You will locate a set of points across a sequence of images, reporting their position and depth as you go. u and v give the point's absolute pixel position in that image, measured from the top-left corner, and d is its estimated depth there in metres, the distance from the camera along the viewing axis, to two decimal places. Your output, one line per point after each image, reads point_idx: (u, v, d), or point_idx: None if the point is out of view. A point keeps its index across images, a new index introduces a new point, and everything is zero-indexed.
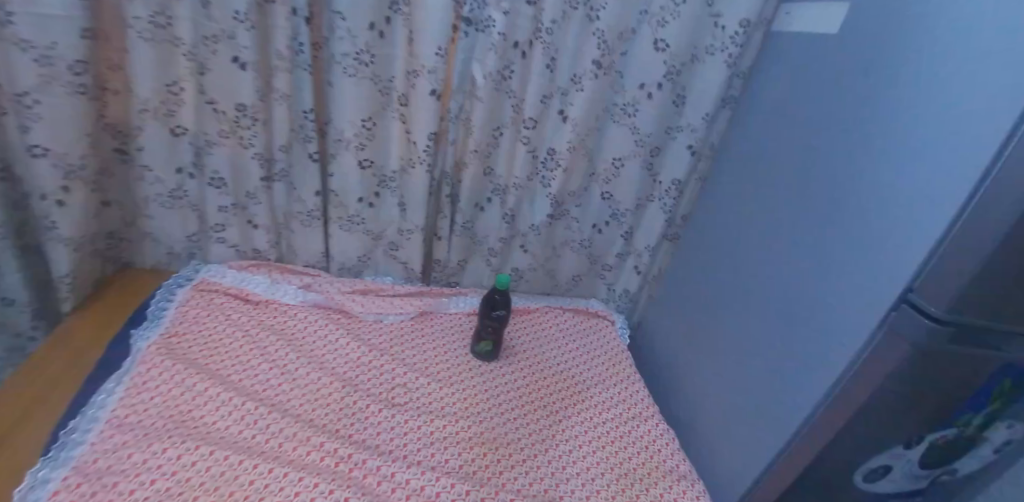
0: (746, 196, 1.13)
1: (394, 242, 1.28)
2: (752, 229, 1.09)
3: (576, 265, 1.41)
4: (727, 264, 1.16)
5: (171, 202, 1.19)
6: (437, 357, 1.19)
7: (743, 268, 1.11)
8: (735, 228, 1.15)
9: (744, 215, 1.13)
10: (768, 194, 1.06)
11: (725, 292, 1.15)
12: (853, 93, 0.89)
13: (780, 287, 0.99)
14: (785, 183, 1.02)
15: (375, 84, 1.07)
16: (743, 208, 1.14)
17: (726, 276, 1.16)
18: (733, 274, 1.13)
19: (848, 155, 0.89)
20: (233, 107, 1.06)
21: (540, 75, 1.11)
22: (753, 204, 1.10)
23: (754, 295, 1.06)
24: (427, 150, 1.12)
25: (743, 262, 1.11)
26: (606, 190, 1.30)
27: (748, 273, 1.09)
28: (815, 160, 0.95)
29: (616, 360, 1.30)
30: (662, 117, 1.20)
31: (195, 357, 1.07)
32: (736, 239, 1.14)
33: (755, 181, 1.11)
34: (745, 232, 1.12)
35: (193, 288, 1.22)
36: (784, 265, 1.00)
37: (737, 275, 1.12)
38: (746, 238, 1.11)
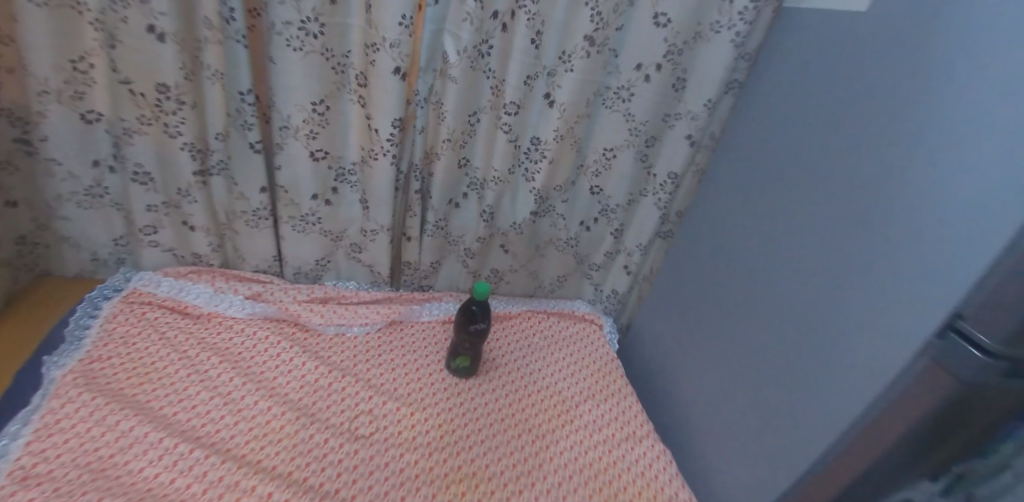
0: (749, 192, 1.01)
1: (356, 244, 1.13)
2: (755, 230, 0.98)
3: (561, 264, 1.28)
4: (727, 268, 1.05)
5: (90, 200, 1.00)
6: (407, 377, 1.05)
7: (745, 274, 0.99)
8: (735, 229, 1.04)
9: (747, 215, 1.01)
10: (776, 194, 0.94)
11: (727, 300, 1.04)
12: (881, 83, 0.75)
13: (791, 301, 0.88)
14: (791, 181, 0.90)
15: (326, 60, 0.89)
16: (746, 206, 1.02)
17: (726, 281, 1.04)
18: (735, 281, 1.02)
19: (869, 156, 0.76)
20: (153, 87, 0.87)
21: (523, 53, 0.95)
22: (756, 202, 0.98)
23: (761, 306, 0.94)
24: (391, 140, 0.96)
25: (746, 268, 0.99)
26: (596, 184, 1.17)
27: (751, 280, 0.97)
28: (831, 157, 0.82)
29: (606, 371, 1.19)
30: (658, 102, 1.07)
31: (120, 388, 0.92)
32: (738, 241, 1.02)
33: (760, 175, 0.98)
34: (746, 232, 1.00)
35: (122, 300, 1.05)
36: (792, 276, 0.88)
37: (739, 281, 1.01)
38: (749, 239, 0.99)
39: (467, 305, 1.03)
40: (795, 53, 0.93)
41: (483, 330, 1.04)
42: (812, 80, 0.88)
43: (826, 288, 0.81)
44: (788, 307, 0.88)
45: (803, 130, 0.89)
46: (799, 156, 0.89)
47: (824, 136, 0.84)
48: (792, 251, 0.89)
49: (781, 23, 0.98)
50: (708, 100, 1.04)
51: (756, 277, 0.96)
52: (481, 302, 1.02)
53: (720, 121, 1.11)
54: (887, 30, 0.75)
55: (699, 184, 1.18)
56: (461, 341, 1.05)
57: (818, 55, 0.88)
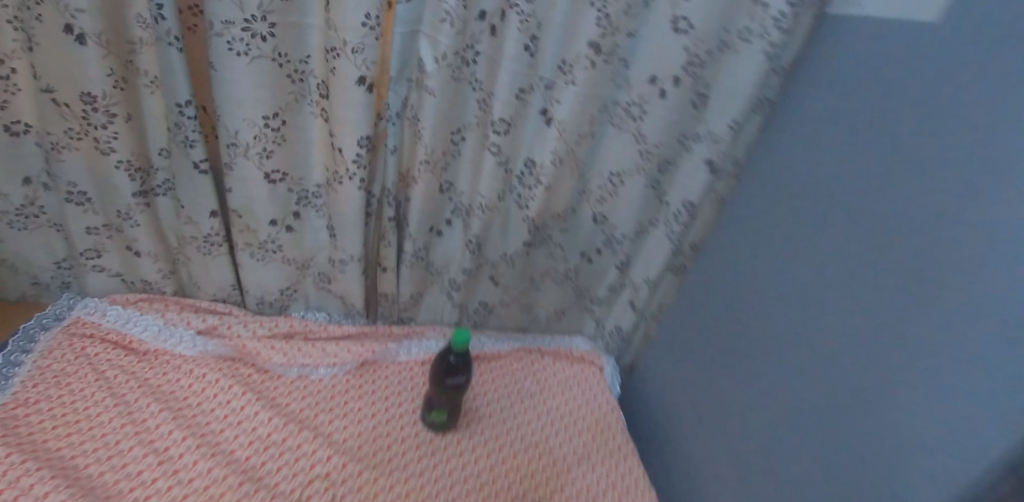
0: (765, 235, 0.82)
1: (325, 274, 1.00)
2: (770, 284, 0.80)
3: (558, 298, 1.15)
4: (742, 324, 0.87)
5: (23, 221, 0.89)
6: (374, 431, 0.92)
7: (758, 332, 0.81)
8: (743, 271, 0.87)
9: (761, 265, 0.83)
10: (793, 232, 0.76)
11: (737, 355, 0.87)
12: (934, 117, 0.55)
13: None
14: (814, 231, 0.71)
15: (279, 67, 0.75)
16: (762, 252, 0.83)
17: (739, 336, 0.87)
18: (746, 336, 0.85)
19: (912, 213, 0.56)
20: (79, 97, 0.74)
21: (515, 61, 0.80)
22: (774, 251, 0.80)
23: (779, 387, 0.76)
24: (357, 161, 0.82)
25: (758, 325, 0.82)
26: (599, 212, 1.03)
27: (762, 339, 0.81)
28: (857, 205, 0.64)
29: (605, 425, 1.05)
30: (675, 122, 0.90)
31: (43, 441, 0.80)
32: (751, 293, 0.85)
33: (778, 212, 0.80)
34: (761, 283, 0.82)
35: (62, 331, 0.94)
36: (812, 351, 0.69)
37: (749, 339, 0.84)
38: (764, 293, 0.81)
39: (444, 354, 0.90)
40: (828, 66, 0.72)
41: (461, 384, 0.90)
42: (853, 107, 0.66)
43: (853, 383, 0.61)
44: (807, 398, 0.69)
45: (834, 172, 0.68)
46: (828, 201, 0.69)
47: (859, 179, 0.64)
48: (815, 316, 0.69)
49: (820, 30, 0.75)
50: (731, 121, 0.87)
51: (772, 339, 0.78)
52: (460, 354, 0.88)
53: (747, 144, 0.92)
54: (942, 43, 0.55)
55: (718, 215, 1.00)
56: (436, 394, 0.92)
57: (852, 70, 0.67)
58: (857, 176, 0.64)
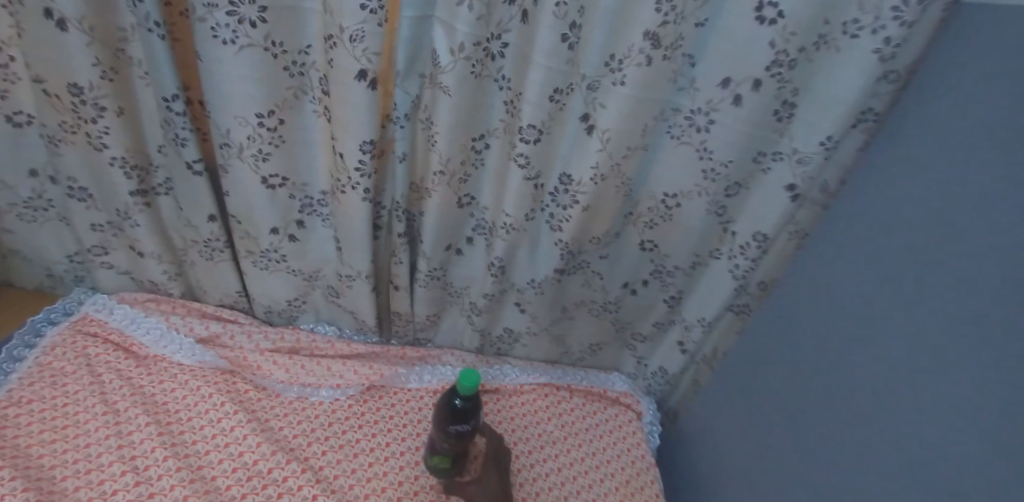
0: (858, 289, 0.64)
1: (333, 288, 0.91)
2: (862, 355, 0.63)
3: (594, 331, 1.00)
4: (819, 397, 0.70)
5: (31, 213, 0.88)
6: (371, 470, 0.82)
7: (845, 414, 0.64)
8: (820, 330, 0.70)
9: (851, 326, 0.65)
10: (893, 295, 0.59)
11: (811, 434, 0.70)
12: None
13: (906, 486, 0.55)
14: (944, 299, 0.53)
15: (275, 58, 0.66)
16: (851, 312, 0.65)
17: (816, 413, 0.70)
18: (826, 410, 0.68)
19: None
20: (67, 89, 0.69)
21: (550, 56, 0.64)
22: (869, 310, 0.62)
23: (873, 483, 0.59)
24: (361, 169, 0.71)
25: (846, 407, 0.64)
26: (648, 238, 0.86)
27: (845, 422, 0.64)
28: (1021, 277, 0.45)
29: (635, 489, 0.90)
30: (751, 136, 0.72)
31: (27, 446, 0.76)
32: (835, 360, 0.67)
33: (875, 263, 0.62)
34: (852, 352, 0.64)
35: (69, 327, 0.91)
36: (925, 456, 0.53)
37: (833, 418, 0.67)
38: (856, 363, 0.63)
39: (449, 396, 0.77)
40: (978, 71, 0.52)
41: (466, 433, 0.78)
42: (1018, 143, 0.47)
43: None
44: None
45: (975, 225, 0.50)
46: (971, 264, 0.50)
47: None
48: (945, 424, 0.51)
49: (964, 19, 0.54)
50: (824, 138, 0.68)
51: (865, 426, 0.61)
52: (466, 398, 0.75)
53: None
54: None
55: (797, 251, 0.81)
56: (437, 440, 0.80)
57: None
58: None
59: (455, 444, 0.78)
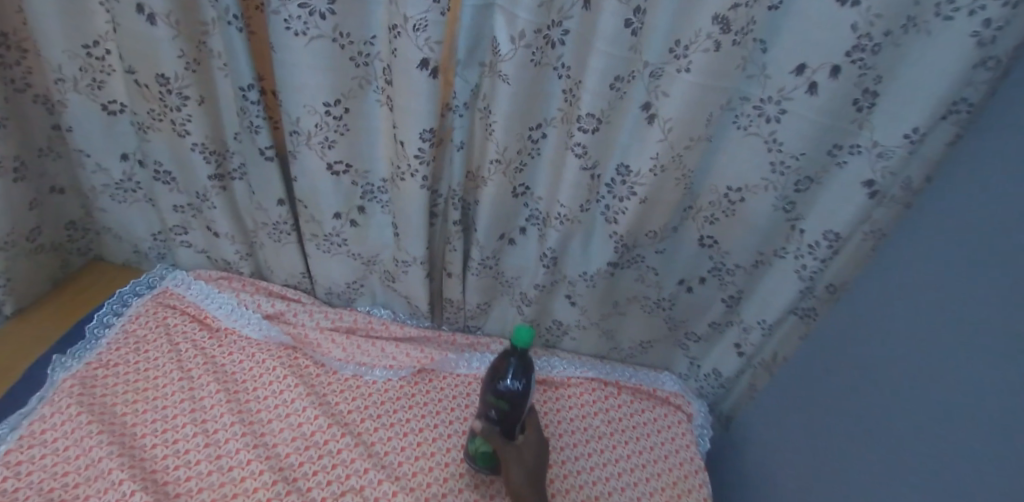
0: (940, 295, 0.60)
1: (389, 272, 0.93)
2: (940, 364, 0.58)
3: (647, 328, 0.98)
4: (884, 410, 0.65)
5: (123, 194, 0.96)
6: (420, 449, 0.84)
7: (916, 428, 0.60)
8: (896, 336, 0.66)
9: (929, 335, 0.61)
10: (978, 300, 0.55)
11: (871, 445, 0.66)
12: None
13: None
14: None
15: (342, 48, 0.68)
16: (931, 320, 0.60)
17: (881, 427, 0.65)
18: (893, 422, 0.63)
19: None
20: (155, 79, 0.75)
21: (611, 42, 0.64)
22: (947, 317, 0.58)
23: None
24: (420, 156, 0.73)
25: (913, 422, 0.60)
26: (708, 234, 0.83)
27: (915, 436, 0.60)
28: None
29: (683, 490, 0.88)
30: (824, 128, 0.68)
31: (114, 404, 0.84)
32: (908, 369, 0.63)
33: (961, 266, 0.58)
34: (926, 360, 0.60)
35: (152, 299, 0.99)
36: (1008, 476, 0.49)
37: (899, 431, 0.62)
38: (931, 374, 0.59)
39: (503, 358, 0.78)
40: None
41: (517, 393, 0.75)
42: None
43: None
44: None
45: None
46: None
47: None
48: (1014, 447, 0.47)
49: None
50: (911, 131, 0.63)
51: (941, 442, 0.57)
52: (520, 352, 0.75)
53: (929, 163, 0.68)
54: None
55: (873, 252, 0.76)
56: (485, 406, 0.77)
57: None
58: None
59: (505, 409, 0.75)
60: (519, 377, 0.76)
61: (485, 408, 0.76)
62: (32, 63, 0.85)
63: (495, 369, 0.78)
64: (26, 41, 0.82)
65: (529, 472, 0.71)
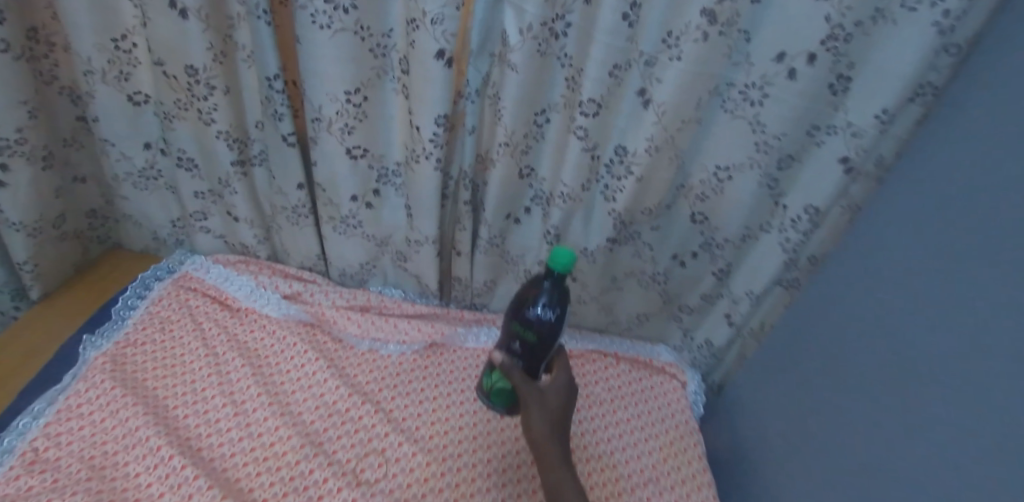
0: (913, 259, 0.68)
1: (402, 252, 0.99)
2: (911, 317, 0.66)
3: (643, 302, 1.06)
4: (865, 366, 0.73)
5: (144, 182, 1.01)
6: (436, 415, 0.91)
7: (889, 374, 0.68)
8: (874, 297, 0.74)
9: (903, 293, 0.69)
10: (947, 260, 0.62)
11: (854, 398, 0.74)
12: None
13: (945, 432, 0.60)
14: (993, 261, 0.56)
15: (362, 40, 0.74)
16: (905, 280, 0.68)
17: (861, 382, 0.73)
18: (872, 374, 0.71)
19: None
20: (184, 70, 0.80)
21: (611, 33, 0.71)
22: (919, 276, 0.66)
23: (907, 441, 0.63)
24: (434, 140, 0.79)
25: (889, 372, 0.68)
26: (699, 211, 0.90)
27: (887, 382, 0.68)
28: None
29: (678, 448, 0.96)
30: (803, 110, 0.75)
31: (144, 379, 0.89)
32: (883, 324, 0.71)
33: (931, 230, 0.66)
34: (899, 313, 0.68)
35: (173, 283, 1.03)
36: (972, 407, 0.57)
37: (877, 381, 0.70)
38: (904, 327, 0.67)
39: (534, 287, 0.73)
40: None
41: (545, 326, 0.71)
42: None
43: (999, 472, 0.50)
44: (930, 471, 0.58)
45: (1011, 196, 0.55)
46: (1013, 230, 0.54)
47: None
48: (977, 382, 0.56)
49: None
50: (880, 111, 0.71)
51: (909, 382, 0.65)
52: (554, 281, 0.70)
53: (896, 141, 0.75)
54: None
55: (850, 224, 0.83)
56: (510, 336, 0.74)
57: None
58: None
59: (529, 342, 0.72)
60: (546, 309, 0.71)
61: (508, 339, 0.73)
62: (59, 56, 0.89)
63: (525, 297, 0.74)
64: (54, 36, 0.87)
65: (549, 415, 0.70)
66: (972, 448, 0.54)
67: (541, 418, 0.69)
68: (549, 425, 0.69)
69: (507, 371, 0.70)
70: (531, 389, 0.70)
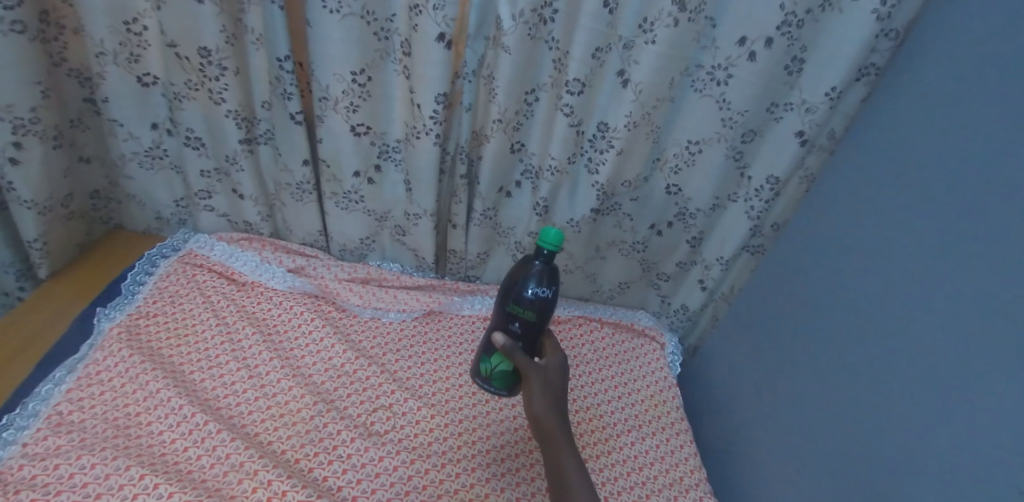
0: (866, 218, 0.78)
1: (400, 226, 1.07)
2: (866, 267, 0.77)
3: (624, 270, 1.15)
4: (827, 314, 0.83)
5: (150, 161, 1.06)
6: (436, 374, 0.99)
7: (847, 316, 0.79)
8: (831, 253, 0.84)
9: (857, 246, 0.79)
10: (898, 216, 0.73)
11: (819, 343, 0.83)
12: None
13: (890, 359, 0.70)
14: (943, 214, 0.67)
15: (367, 24, 0.82)
16: (859, 234, 0.79)
17: (823, 328, 0.83)
18: (836, 321, 0.81)
19: None
20: (197, 52, 0.86)
21: (593, 19, 0.80)
22: (873, 230, 0.77)
23: (870, 373, 0.73)
24: (434, 117, 0.87)
25: (851, 316, 0.78)
26: (673, 183, 1.00)
27: (846, 324, 0.79)
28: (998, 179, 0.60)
29: (658, 400, 1.06)
30: (764, 88, 0.85)
31: (159, 347, 0.93)
32: (841, 276, 0.81)
33: (880, 191, 0.77)
34: (854, 263, 0.79)
35: (178, 260, 1.07)
36: (912, 334, 0.68)
37: (837, 324, 0.80)
38: (862, 275, 0.77)
39: (525, 263, 0.75)
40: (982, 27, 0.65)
41: (544, 300, 0.74)
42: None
43: (968, 387, 0.60)
44: (898, 395, 0.68)
45: (950, 159, 0.67)
46: (962, 187, 0.65)
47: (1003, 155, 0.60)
48: (924, 314, 0.67)
49: None
50: (830, 89, 0.81)
51: (864, 320, 0.75)
52: (546, 255, 0.74)
53: (844, 117, 0.86)
54: None
55: (807, 192, 0.94)
56: (508, 319, 0.75)
57: (1006, 47, 0.62)
58: (1007, 158, 0.60)
59: (530, 319, 0.74)
60: (542, 289, 0.74)
61: (509, 322, 0.75)
62: (69, 40, 0.93)
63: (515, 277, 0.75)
64: (65, 20, 0.91)
65: (551, 389, 0.73)
66: (930, 369, 0.65)
67: (541, 397, 0.71)
68: (549, 403, 0.71)
69: (509, 354, 0.73)
70: (533, 365, 0.73)
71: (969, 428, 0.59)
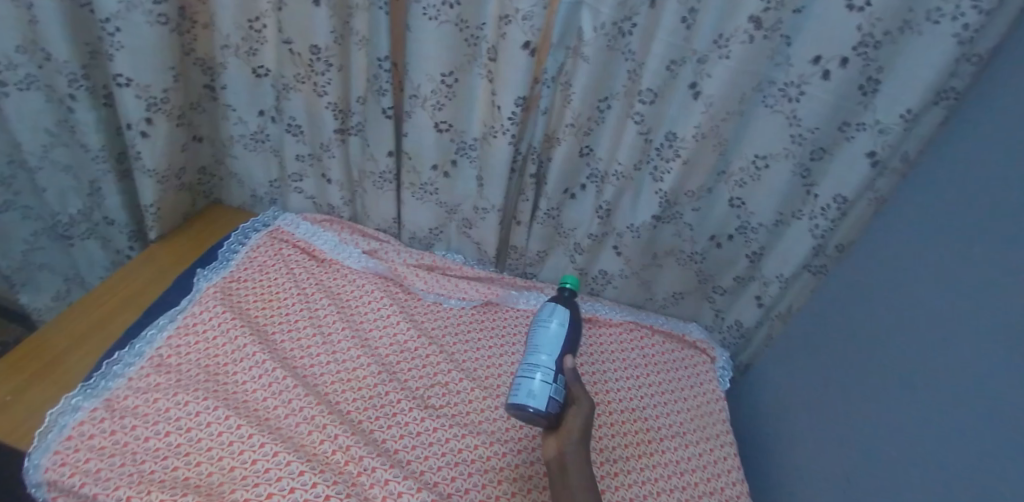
0: (931, 242, 0.79)
1: (468, 219, 1.16)
2: (930, 290, 0.77)
3: (679, 280, 1.17)
4: (889, 336, 0.82)
5: (254, 144, 1.19)
6: (491, 359, 1.04)
7: (904, 338, 0.79)
8: (894, 275, 0.84)
9: (920, 269, 0.79)
10: (965, 240, 0.73)
11: (875, 363, 0.83)
12: None
13: (945, 382, 0.70)
14: (1012, 239, 0.66)
15: (459, 30, 0.90)
16: (923, 258, 0.79)
17: (879, 349, 0.83)
18: (894, 344, 0.81)
19: None
20: (308, 48, 0.97)
21: (670, 33, 0.84)
22: (937, 254, 0.77)
23: (926, 394, 0.73)
24: (512, 118, 0.94)
25: (910, 337, 0.78)
26: (737, 196, 1.02)
27: (903, 345, 0.79)
28: None
29: (704, 411, 1.06)
30: (835, 107, 0.87)
31: (247, 308, 1.02)
32: (901, 297, 0.81)
33: (947, 217, 0.77)
34: (916, 285, 0.79)
35: (267, 234, 1.17)
36: (970, 357, 0.68)
37: (894, 346, 0.80)
38: (923, 298, 0.78)
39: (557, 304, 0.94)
40: None
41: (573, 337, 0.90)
42: None
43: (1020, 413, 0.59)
44: (953, 415, 0.68)
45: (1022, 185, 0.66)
46: None
47: None
48: (988, 338, 0.66)
49: None
50: (905, 111, 0.82)
51: (922, 344, 0.75)
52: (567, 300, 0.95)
53: (918, 140, 0.86)
54: None
55: (875, 214, 0.94)
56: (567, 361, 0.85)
57: None
58: None
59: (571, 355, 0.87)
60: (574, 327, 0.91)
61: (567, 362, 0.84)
62: (199, 33, 1.07)
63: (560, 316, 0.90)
64: (199, 16, 1.05)
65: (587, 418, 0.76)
66: (985, 393, 0.64)
67: (585, 417, 0.76)
68: (589, 425, 0.76)
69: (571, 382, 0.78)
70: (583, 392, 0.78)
71: (1015, 450, 0.59)
